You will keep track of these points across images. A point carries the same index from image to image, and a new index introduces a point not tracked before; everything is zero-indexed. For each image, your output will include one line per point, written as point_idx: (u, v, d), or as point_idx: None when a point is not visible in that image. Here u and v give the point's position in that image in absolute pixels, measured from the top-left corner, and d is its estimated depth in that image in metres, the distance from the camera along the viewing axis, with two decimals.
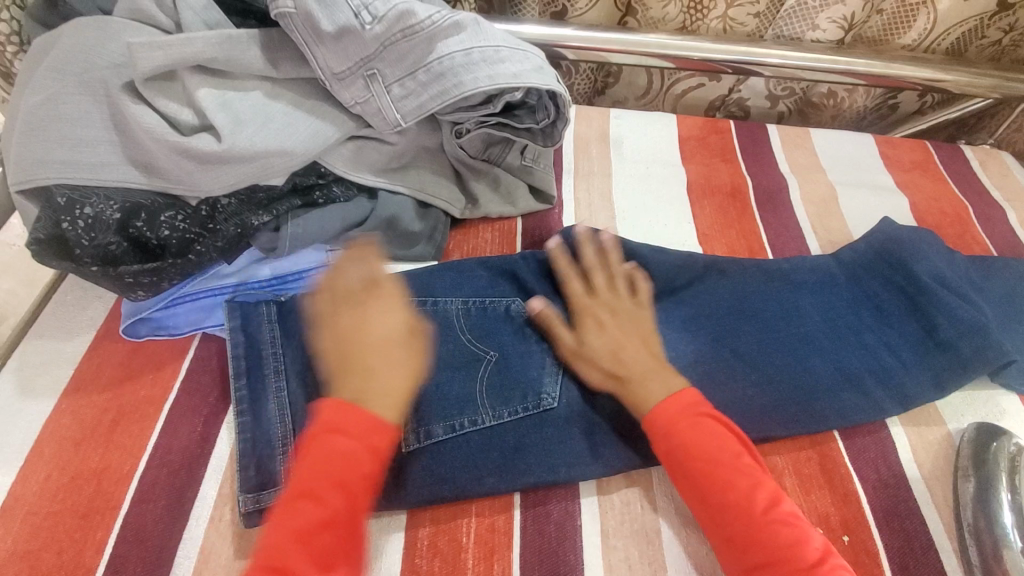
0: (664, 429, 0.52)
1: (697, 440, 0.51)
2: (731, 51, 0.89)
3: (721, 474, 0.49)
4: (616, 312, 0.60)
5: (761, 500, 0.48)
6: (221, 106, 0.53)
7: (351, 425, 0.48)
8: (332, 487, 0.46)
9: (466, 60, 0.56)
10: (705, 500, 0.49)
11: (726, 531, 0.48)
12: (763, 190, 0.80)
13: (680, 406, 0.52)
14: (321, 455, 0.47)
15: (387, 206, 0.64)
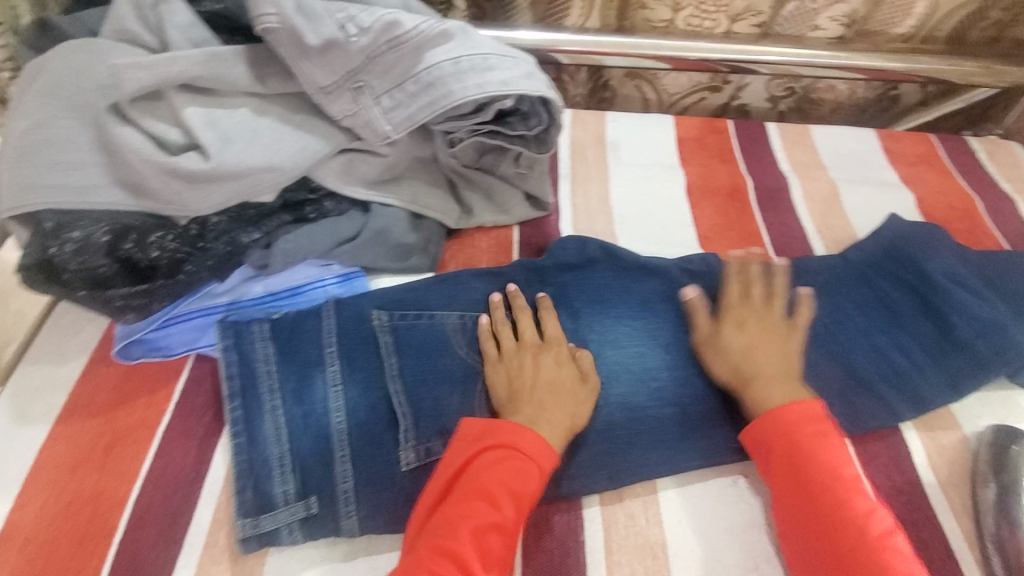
0: (775, 433, 0.52)
1: (815, 452, 0.50)
2: (726, 51, 0.87)
3: (837, 486, 0.48)
4: (760, 319, 0.59)
5: (875, 525, 0.46)
6: (208, 124, 0.53)
7: (528, 444, 0.49)
8: (473, 496, 0.47)
9: (454, 69, 0.55)
10: (817, 510, 0.48)
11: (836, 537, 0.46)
12: (763, 190, 0.79)
13: (800, 416, 0.52)
14: (498, 465, 0.48)
15: (379, 219, 0.63)
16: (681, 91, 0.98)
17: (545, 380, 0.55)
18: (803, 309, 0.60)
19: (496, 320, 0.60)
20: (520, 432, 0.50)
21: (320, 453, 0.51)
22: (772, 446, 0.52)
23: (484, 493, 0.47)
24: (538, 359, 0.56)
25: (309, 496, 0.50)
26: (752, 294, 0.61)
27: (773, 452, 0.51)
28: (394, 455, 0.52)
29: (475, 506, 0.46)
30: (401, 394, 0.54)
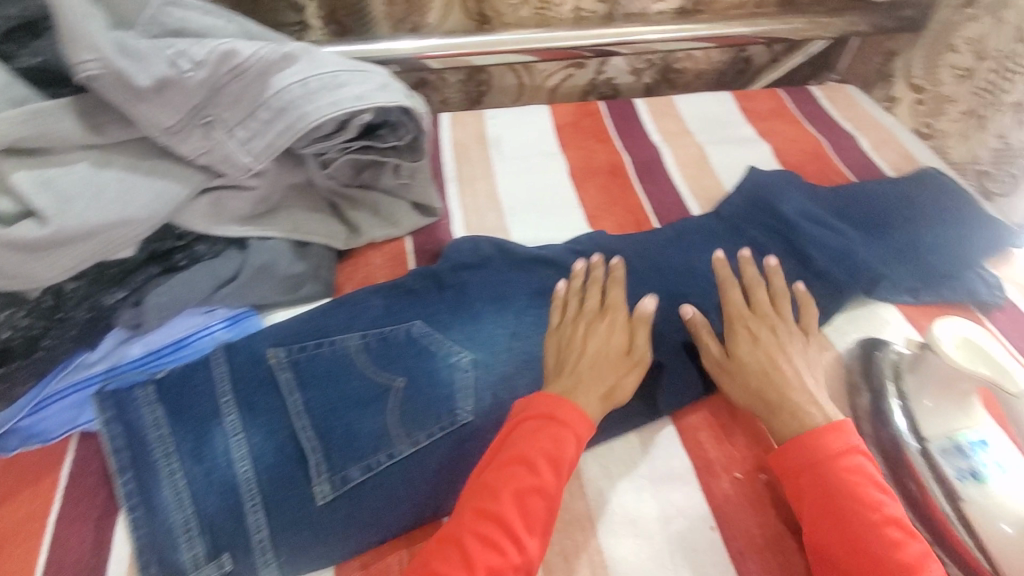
0: (809, 461, 0.49)
1: (857, 481, 0.47)
2: (585, 36, 0.91)
3: (874, 518, 0.45)
4: (774, 326, 0.59)
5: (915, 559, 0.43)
6: (41, 186, 0.48)
7: (568, 412, 0.51)
8: (511, 467, 0.48)
9: (303, 90, 0.54)
10: (843, 549, 0.45)
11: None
12: (639, 162, 0.84)
13: (837, 443, 0.49)
14: (541, 434, 0.50)
15: (259, 254, 0.61)
16: (550, 71, 1.01)
17: (591, 353, 0.57)
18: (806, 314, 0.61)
19: (570, 290, 0.63)
20: (541, 430, 0.50)
21: (229, 507, 0.49)
22: (801, 475, 0.49)
23: (525, 463, 0.48)
24: (592, 330, 0.59)
25: (223, 553, 0.48)
26: (758, 300, 0.61)
27: (804, 478, 0.49)
28: (309, 491, 0.50)
29: (512, 480, 0.47)
30: (308, 428, 0.52)
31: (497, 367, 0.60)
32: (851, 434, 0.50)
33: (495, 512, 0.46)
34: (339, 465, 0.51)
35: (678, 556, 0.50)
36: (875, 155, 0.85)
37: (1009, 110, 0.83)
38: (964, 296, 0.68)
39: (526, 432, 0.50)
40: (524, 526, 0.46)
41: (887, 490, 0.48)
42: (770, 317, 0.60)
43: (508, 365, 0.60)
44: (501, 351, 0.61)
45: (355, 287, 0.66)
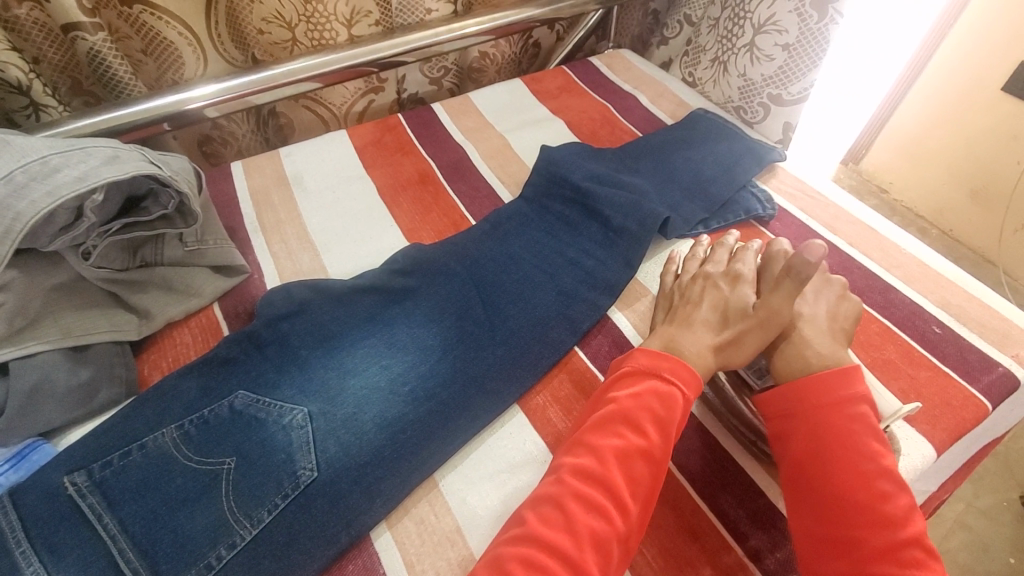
0: (802, 404, 0.52)
1: (851, 426, 0.49)
2: (359, 56, 0.89)
3: (862, 460, 0.48)
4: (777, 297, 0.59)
5: (894, 503, 0.46)
6: None
7: (673, 367, 0.53)
8: (612, 425, 0.50)
9: (10, 188, 0.47)
10: (825, 487, 0.48)
11: (836, 514, 0.47)
12: (447, 165, 0.85)
13: (839, 392, 0.51)
14: (644, 390, 0.52)
15: (25, 376, 0.53)
16: (348, 101, 0.99)
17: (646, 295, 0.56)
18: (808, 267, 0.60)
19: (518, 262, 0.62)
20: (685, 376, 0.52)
21: None
22: (801, 416, 0.52)
23: (616, 424, 0.50)
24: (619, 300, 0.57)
25: None
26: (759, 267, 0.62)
27: (803, 418, 0.51)
28: None
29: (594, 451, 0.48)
30: (129, 549, 0.47)
31: (337, 411, 0.56)
32: (863, 389, 0.52)
33: (595, 477, 0.47)
34: (174, 574, 0.46)
35: None
36: (655, 107, 0.93)
37: (744, 51, 0.89)
38: (744, 216, 0.76)
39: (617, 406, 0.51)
40: (626, 488, 0.47)
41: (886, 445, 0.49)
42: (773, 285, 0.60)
43: (351, 404, 0.57)
44: (338, 393, 0.58)
45: (163, 374, 0.60)
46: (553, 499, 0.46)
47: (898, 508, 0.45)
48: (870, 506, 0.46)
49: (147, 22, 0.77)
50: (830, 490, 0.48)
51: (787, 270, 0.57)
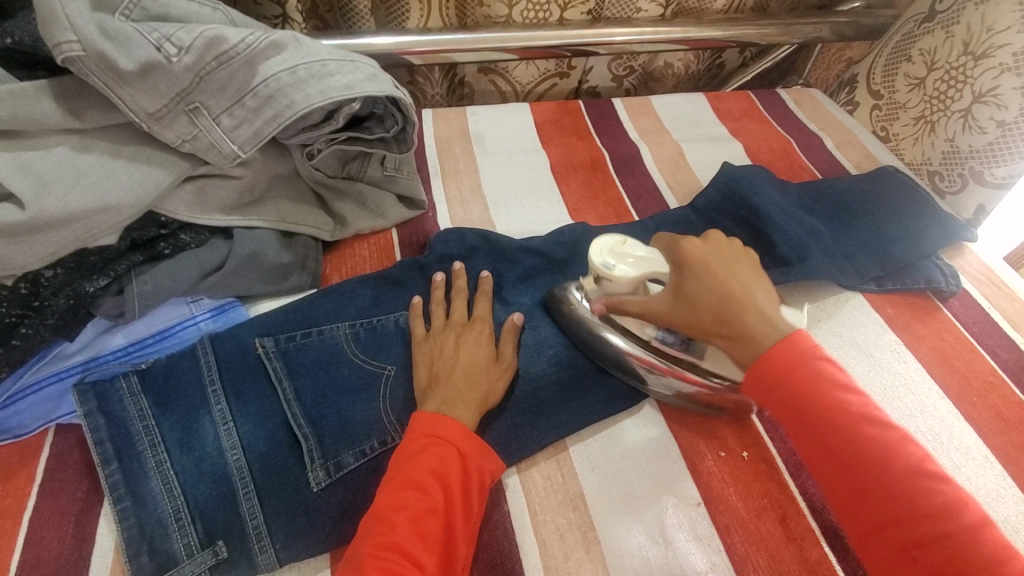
0: (783, 390, 0.46)
1: (816, 387, 0.45)
2: (565, 37, 0.91)
3: (845, 424, 0.44)
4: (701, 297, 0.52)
5: (900, 453, 0.43)
6: (19, 170, 0.47)
7: (423, 451, 0.48)
8: (404, 486, 0.46)
9: (292, 79, 0.54)
10: (837, 467, 0.44)
11: (855, 482, 0.43)
12: (619, 159, 0.86)
13: (794, 355, 0.47)
14: (407, 475, 0.46)
15: (246, 243, 0.60)
16: (533, 80, 1.02)
17: (465, 362, 0.55)
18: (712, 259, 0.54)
19: (432, 301, 0.61)
20: (425, 454, 0.48)
21: (220, 495, 0.48)
22: (772, 397, 0.47)
23: (450, 446, 0.49)
24: (460, 341, 0.57)
25: (218, 540, 0.47)
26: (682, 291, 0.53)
27: (775, 399, 0.47)
28: (303, 477, 0.50)
29: (426, 476, 0.46)
30: (300, 415, 0.52)
31: None
32: (806, 340, 0.47)
33: (428, 500, 0.45)
34: (333, 450, 0.51)
35: (670, 533, 0.51)
36: (839, 154, 0.91)
37: (958, 115, 0.84)
38: (923, 285, 0.72)
39: (459, 430, 0.50)
40: (418, 545, 0.43)
41: (854, 385, 0.46)
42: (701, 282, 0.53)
43: None
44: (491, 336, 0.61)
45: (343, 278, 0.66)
46: (404, 513, 0.45)
47: (893, 451, 0.43)
48: (879, 464, 0.43)
49: None
50: (839, 470, 0.44)
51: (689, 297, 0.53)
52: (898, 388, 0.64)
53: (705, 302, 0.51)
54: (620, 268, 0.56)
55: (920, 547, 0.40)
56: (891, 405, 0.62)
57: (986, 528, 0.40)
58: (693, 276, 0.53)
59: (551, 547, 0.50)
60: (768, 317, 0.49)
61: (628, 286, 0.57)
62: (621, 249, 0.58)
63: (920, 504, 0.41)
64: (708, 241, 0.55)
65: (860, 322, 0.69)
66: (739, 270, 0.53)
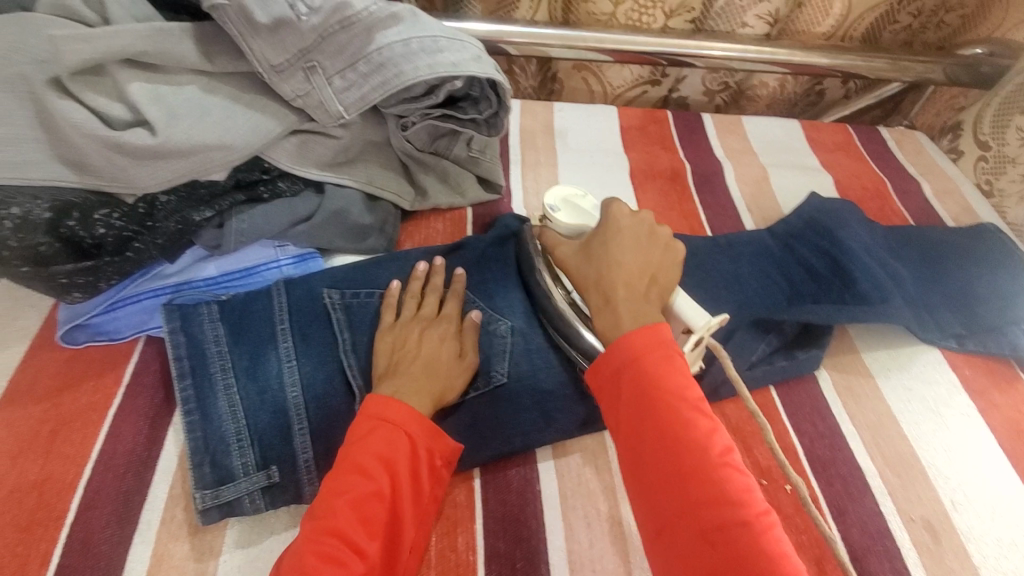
0: (631, 360, 0.45)
1: (659, 375, 0.43)
2: (663, 44, 0.90)
3: (676, 410, 0.42)
4: (605, 238, 0.54)
5: (718, 442, 0.41)
6: (154, 100, 0.51)
7: (371, 433, 0.47)
8: (348, 466, 0.45)
9: (405, 50, 0.56)
10: (658, 445, 0.41)
11: (672, 463, 0.40)
12: (701, 173, 0.84)
13: (646, 341, 0.45)
14: (354, 454, 0.46)
15: (335, 199, 0.63)
16: (624, 84, 1.02)
17: (426, 355, 0.53)
18: (646, 224, 0.55)
19: (408, 292, 0.59)
20: (371, 437, 0.47)
21: (275, 426, 0.52)
22: (619, 382, 0.45)
23: (398, 431, 0.47)
24: (424, 333, 0.55)
25: (270, 467, 0.50)
26: (592, 247, 0.55)
27: (625, 381, 0.44)
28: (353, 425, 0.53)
29: (371, 461, 0.45)
30: (356, 366, 0.55)
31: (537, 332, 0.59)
32: (658, 332, 0.46)
33: (372, 486, 0.44)
34: None
35: None
36: (936, 203, 0.86)
37: None
38: (1007, 353, 0.67)
39: (409, 413, 0.48)
40: (357, 527, 0.43)
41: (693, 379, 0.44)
42: (614, 228, 0.54)
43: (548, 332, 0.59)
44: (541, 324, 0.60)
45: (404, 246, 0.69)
46: (344, 493, 0.44)
47: (706, 440, 0.41)
48: (697, 449, 0.40)
49: None
50: (660, 455, 0.41)
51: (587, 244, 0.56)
52: (963, 453, 0.60)
53: (595, 259, 0.54)
54: (563, 214, 0.63)
55: (721, 532, 0.37)
56: (954, 469, 0.59)
57: (772, 524, 0.38)
58: (599, 238, 0.54)
59: (577, 535, 0.50)
60: (639, 292, 0.50)
61: (568, 232, 0.62)
62: (575, 200, 0.65)
63: (715, 491, 0.39)
64: (639, 214, 0.56)
65: (932, 378, 0.66)
66: (648, 248, 0.53)
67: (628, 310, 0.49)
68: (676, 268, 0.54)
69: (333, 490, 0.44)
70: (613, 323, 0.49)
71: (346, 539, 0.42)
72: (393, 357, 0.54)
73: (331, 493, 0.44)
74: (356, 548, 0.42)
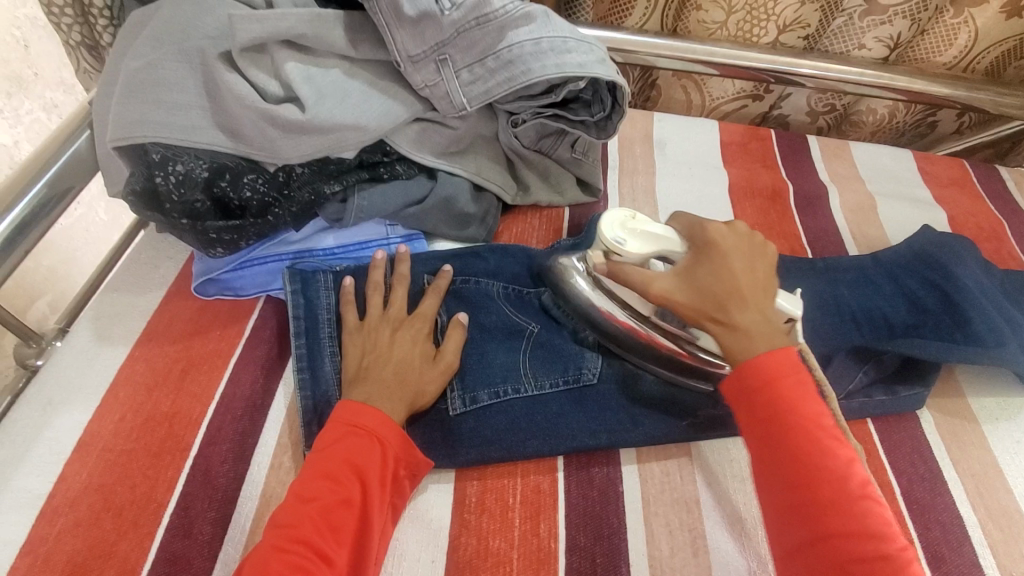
0: (770, 377, 0.46)
1: (798, 397, 0.45)
2: (774, 62, 0.89)
3: (819, 439, 0.43)
4: (712, 258, 0.52)
5: (857, 473, 0.43)
6: (306, 80, 0.56)
7: (345, 443, 0.47)
8: (322, 475, 0.46)
9: (535, 49, 0.59)
10: (799, 465, 0.43)
11: (817, 488, 0.42)
12: (803, 196, 0.82)
13: (786, 363, 0.46)
14: (329, 462, 0.46)
15: (445, 186, 0.66)
16: (725, 97, 1.01)
17: (397, 360, 0.53)
18: (741, 237, 0.54)
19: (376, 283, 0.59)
20: (338, 445, 0.47)
21: None
22: (755, 402, 0.46)
23: (369, 439, 0.48)
24: (395, 336, 0.55)
25: None
26: (700, 271, 0.52)
27: (759, 404, 0.46)
28: (443, 401, 0.55)
29: (341, 470, 0.46)
30: None
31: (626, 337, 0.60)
32: (790, 356, 0.47)
33: (342, 494, 0.45)
34: (473, 386, 0.55)
35: None
36: None
37: None
38: None
39: (381, 419, 0.49)
40: (326, 538, 0.43)
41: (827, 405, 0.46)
42: (725, 245, 0.53)
43: None
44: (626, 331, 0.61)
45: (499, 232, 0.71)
46: (316, 500, 0.44)
47: (848, 471, 0.43)
48: (838, 477, 0.42)
49: None
50: (799, 479, 0.43)
51: (692, 259, 0.53)
52: None
53: (711, 287, 0.51)
54: (634, 244, 0.55)
55: (860, 565, 0.39)
56: None
57: (915, 558, 0.40)
58: (712, 261, 0.52)
59: (659, 539, 0.50)
60: (766, 313, 0.50)
61: (639, 262, 0.55)
62: (633, 223, 0.56)
63: (858, 522, 0.41)
64: (734, 226, 0.55)
65: None
66: (753, 266, 0.53)
67: (764, 334, 0.49)
68: (777, 280, 0.54)
69: (309, 500, 0.44)
70: (748, 344, 0.48)
71: (313, 551, 0.42)
72: (364, 358, 0.53)
73: (296, 501, 0.44)
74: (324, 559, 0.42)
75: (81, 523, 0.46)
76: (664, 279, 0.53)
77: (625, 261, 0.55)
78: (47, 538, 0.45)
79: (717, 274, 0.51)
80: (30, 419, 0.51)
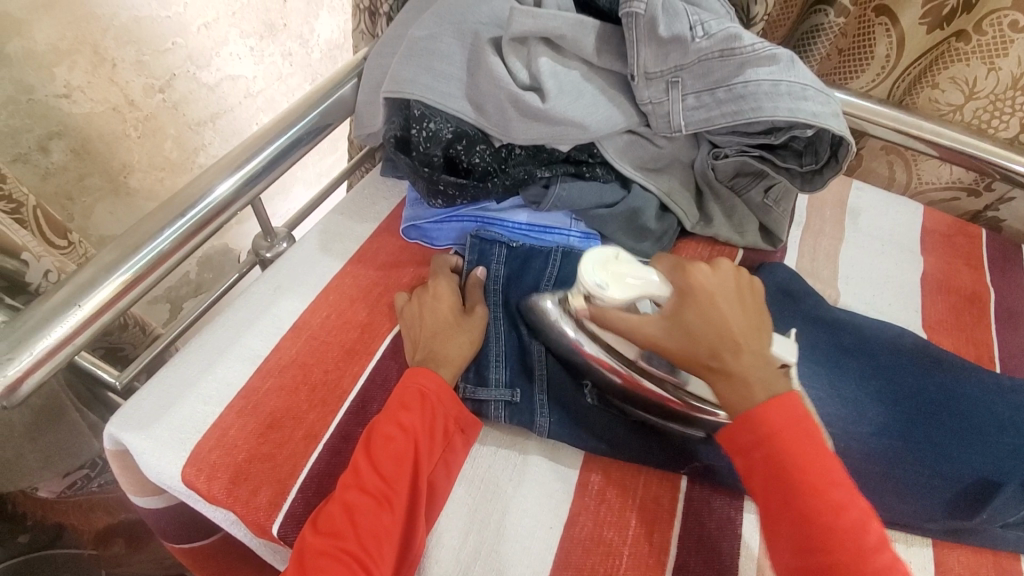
0: (774, 424, 0.47)
1: (798, 437, 0.46)
2: (1006, 157, 0.81)
3: (814, 474, 0.45)
4: (700, 303, 0.52)
5: (851, 506, 0.44)
6: (552, 75, 0.62)
7: (403, 407, 0.52)
8: (379, 433, 0.51)
9: (772, 89, 0.59)
10: (795, 502, 0.45)
11: (812, 524, 0.44)
12: (1006, 307, 0.75)
13: (787, 412, 0.47)
14: (384, 426, 0.51)
15: (637, 198, 0.70)
16: (935, 184, 0.94)
17: (432, 321, 0.59)
18: (730, 278, 0.55)
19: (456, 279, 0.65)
20: (396, 408, 0.52)
21: (524, 364, 0.59)
22: (755, 453, 0.47)
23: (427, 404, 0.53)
24: (423, 300, 0.61)
25: (515, 388, 0.57)
26: (685, 315, 0.52)
27: (759, 452, 0.47)
28: (580, 389, 0.58)
29: (396, 429, 0.51)
30: None
31: None
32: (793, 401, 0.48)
33: (398, 450, 0.50)
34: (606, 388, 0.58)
35: None
36: None
37: None
38: None
39: (440, 390, 0.54)
40: (383, 484, 0.49)
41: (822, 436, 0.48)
42: (711, 286, 0.53)
43: None
44: None
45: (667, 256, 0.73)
46: (374, 450, 0.50)
47: (845, 506, 0.44)
48: (817, 466, 0.46)
49: (875, 30, 0.82)
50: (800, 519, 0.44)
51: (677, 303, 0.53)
52: None
53: (702, 333, 0.51)
54: (615, 290, 0.53)
55: None
56: None
57: None
58: (697, 303, 0.52)
59: None
60: (762, 356, 0.50)
61: (621, 305, 0.54)
62: (615, 265, 0.54)
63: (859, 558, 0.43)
64: (719, 268, 0.55)
65: None
66: (739, 310, 0.53)
67: (767, 386, 0.49)
68: (768, 319, 0.54)
69: (374, 454, 0.50)
70: (747, 397, 0.49)
71: (374, 496, 0.48)
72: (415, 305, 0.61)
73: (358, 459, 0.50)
74: (383, 505, 0.48)
75: (285, 388, 0.55)
76: (653, 324, 0.53)
77: (609, 304, 0.53)
78: (258, 390, 0.55)
79: (713, 322, 0.51)
80: (264, 296, 0.62)
